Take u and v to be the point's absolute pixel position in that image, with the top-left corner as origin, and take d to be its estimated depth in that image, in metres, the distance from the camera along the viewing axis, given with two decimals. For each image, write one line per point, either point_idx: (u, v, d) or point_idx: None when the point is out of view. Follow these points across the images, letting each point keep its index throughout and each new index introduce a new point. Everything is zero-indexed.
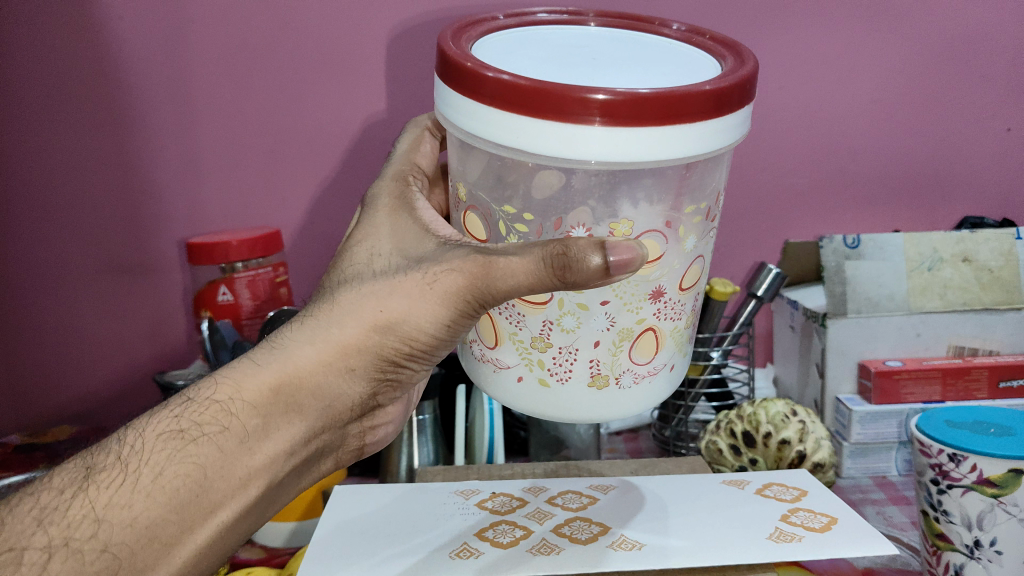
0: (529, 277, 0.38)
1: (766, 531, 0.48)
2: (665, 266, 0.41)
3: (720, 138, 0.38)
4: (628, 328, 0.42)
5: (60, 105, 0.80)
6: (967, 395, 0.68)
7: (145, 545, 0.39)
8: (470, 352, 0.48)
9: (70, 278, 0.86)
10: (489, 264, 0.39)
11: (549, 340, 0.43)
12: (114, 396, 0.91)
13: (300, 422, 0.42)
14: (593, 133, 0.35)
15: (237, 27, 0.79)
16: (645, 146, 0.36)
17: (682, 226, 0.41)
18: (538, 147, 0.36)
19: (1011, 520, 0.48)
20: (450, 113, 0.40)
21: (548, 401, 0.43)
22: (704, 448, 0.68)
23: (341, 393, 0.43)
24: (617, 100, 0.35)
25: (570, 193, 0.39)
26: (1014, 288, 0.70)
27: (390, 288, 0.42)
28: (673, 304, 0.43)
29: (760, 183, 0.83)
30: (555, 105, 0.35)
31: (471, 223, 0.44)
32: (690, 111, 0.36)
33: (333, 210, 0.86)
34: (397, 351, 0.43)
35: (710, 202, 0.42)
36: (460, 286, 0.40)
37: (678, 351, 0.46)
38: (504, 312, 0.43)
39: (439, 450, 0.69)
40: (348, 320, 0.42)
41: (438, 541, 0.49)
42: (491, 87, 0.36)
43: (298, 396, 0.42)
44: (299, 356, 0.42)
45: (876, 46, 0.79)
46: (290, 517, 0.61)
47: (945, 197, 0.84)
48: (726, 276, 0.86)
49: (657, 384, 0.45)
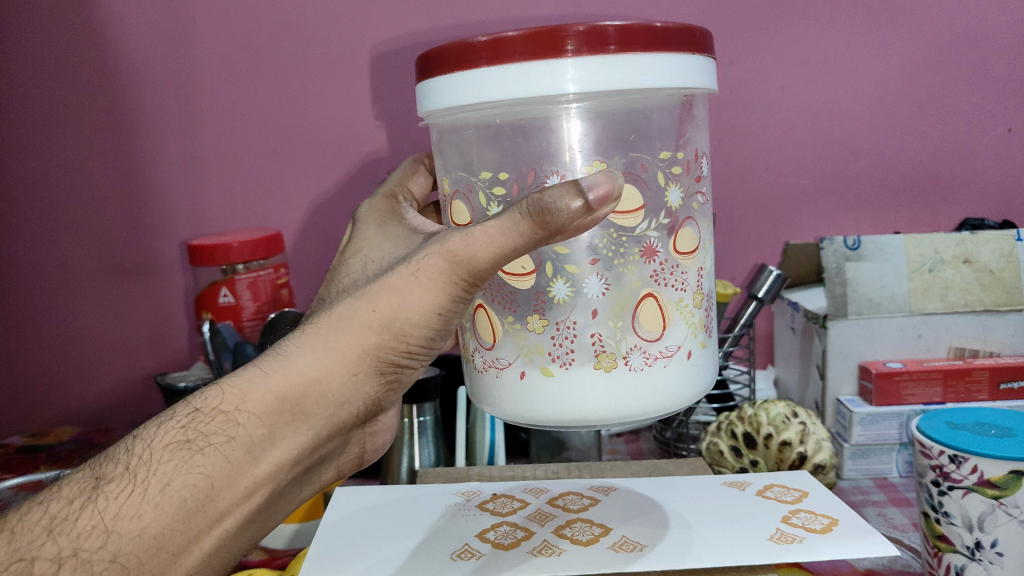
0: (508, 237, 0.37)
1: (767, 533, 0.47)
2: (649, 218, 0.40)
3: (691, 72, 0.38)
4: (627, 294, 0.40)
5: (69, 105, 0.82)
6: (968, 397, 0.68)
7: (154, 554, 0.38)
8: (472, 364, 0.46)
9: (70, 279, 0.86)
10: (471, 236, 0.38)
11: (545, 318, 0.41)
12: (114, 400, 0.90)
13: (305, 428, 0.41)
14: (567, 67, 0.35)
15: (240, 28, 0.80)
16: (617, 73, 0.36)
17: (662, 174, 0.40)
18: (512, 91, 0.36)
19: (1011, 521, 0.48)
20: (429, 102, 0.40)
21: (556, 393, 0.41)
22: (705, 450, 0.69)
23: (345, 398, 0.42)
24: (582, 30, 0.35)
25: (552, 143, 0.39)
26: (1014, 289, 0.70)
27: (385, 287, 0.41)
28: (671, 270, 0.41)
29: (760, 184, 0.83)
30: (521, 45, 0.35)
31: (455, 210, 0.43)
32: (655, 40, 0.36)
33: (330, 210, 0.85)
34: (398, 351, 0.42)
35: (691, 157, 0.41)
36: (446, 271, 0.39)
37: (693, 334, 0.43)
38: (496, 296, 0.43)
39: (440, 452, 0.69)
40: (347, 323, 0.41)
41: (440, 541, 0.49)
42: (465, 48, 0.37)
43: (304, 404, 0.41)
44: (303, 362, 0.41)
45: (872, 47, 0.79)
46: (291, 518, 0.61)
47: (946, 198, 0.83)
48: (726, 278, 0.86)
49: (675, 371, 0.41)
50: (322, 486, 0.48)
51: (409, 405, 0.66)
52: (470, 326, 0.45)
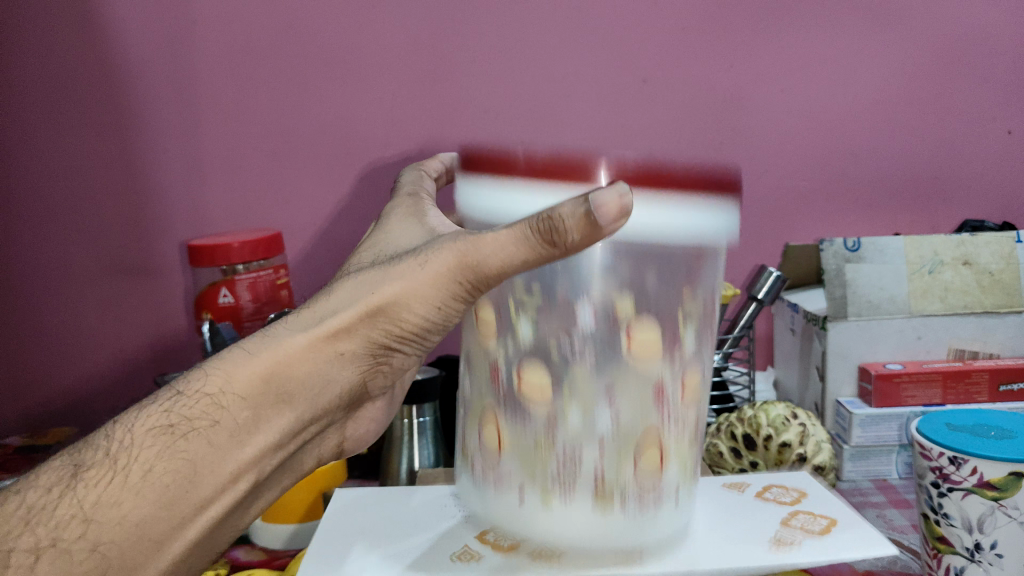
0: (517, 247, 0.36)
1: (767, 540, 0.46)
2: (664, 362, 0.38)
3: (721, 231, 0.35)
4: (632, 431, 0.38)
5: (69, 105, 0.82)
6: (968, 398, 0.68)
7: (134, 542, 0.37)
8: (470, 470, 0.44)
9: (70, 279, 0.86)
10: (476, 238, 0.38)
11: (549, 443, 0.39)
12: (111, 400, 0.90)
13: (290, 413, 0.41)
14: (605, 191, 0.34)
15: (242, 30, 0.80)
16: (654, 212, 0.34)
17: (681, 327, 0.38)
18: (541, 210, 0.35)
19: (1011, 523, 0.48)
20: (464, 189, 0.39)
21: (553, 517, 0.40)
22: (705, 451, 0.69)
23: (332, 383, 0.42)
24: (614, 169, 0.34)
25: (576, 272, 0.36)
26: (1014, 291, 0.70)
27: (387, 274, 0.42)
28: (676, 409, 0.39)
29: (760, 185, 0.83)
30: (549, 167, 0.34)
31: (469, 311, 0.42)
32: (686, 194, 0.33)
33: (330, 211, 0.85)
34: (389, 335, 0.42)
35: (712, 295, 0.39)
36: (449, 263, 0.40)
37: (685, 473, 0.42)
38: (502, 407, 0.40)
39: (440, 453, 0.68)
40: (343, 307, 0.41)
41: (438, 543, 0.47)
42: (488, 171, 0.35)
43: (290, 388, 0.40)
44: (290, 344, 0.40)
45: (872, 50, 0.80)
46: (290, 518, 0.61)
47: (945, 200, 0.83)
48: (726, 280, 0.86)
49: (665, 509, 0.41)
50: (303, 474, 0.48)
51: (408, 406, 0.66)
52: (474, 431, 0.43)
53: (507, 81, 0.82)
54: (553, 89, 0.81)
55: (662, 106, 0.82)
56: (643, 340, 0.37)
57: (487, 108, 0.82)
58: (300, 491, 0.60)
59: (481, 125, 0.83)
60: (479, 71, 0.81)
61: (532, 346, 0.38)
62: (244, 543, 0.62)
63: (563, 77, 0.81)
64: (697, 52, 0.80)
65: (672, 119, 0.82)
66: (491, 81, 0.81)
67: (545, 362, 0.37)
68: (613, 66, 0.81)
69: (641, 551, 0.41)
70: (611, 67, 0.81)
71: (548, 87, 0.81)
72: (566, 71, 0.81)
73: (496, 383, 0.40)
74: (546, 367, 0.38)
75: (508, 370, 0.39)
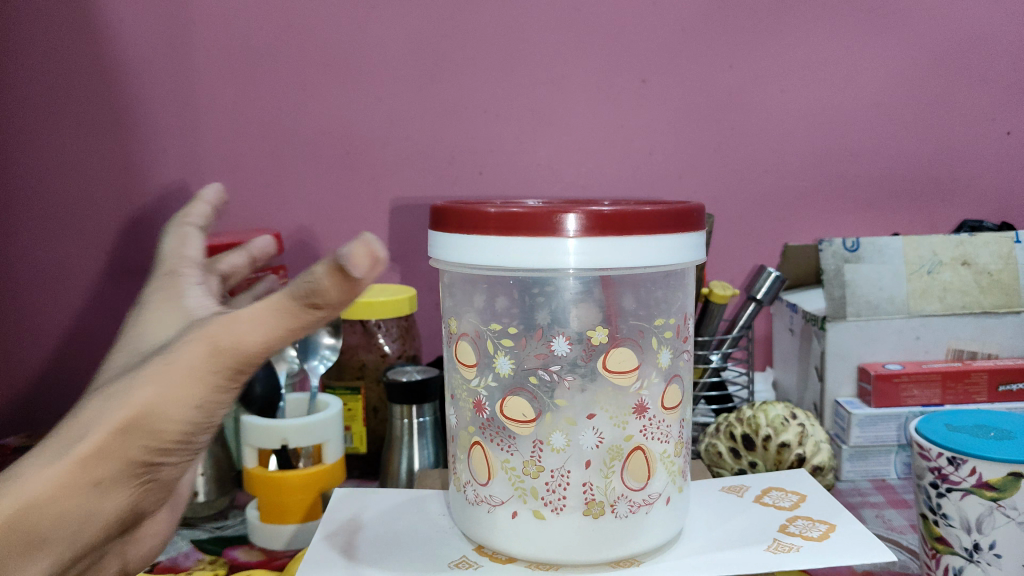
0: (273, 321, 0.34)
1: (764, 543, 0.45)
2: (643, 378, 0.42)
3: (684, 254, 0.41)
4: (617, 445, 0.42)
5: (69, 105, 0.82)
6: (967, 399, 0.68)
7: None
8: (463, 496, 0.46)
9: (69, 279, 0.86)
10: (218, 336, 0.35)
11: (540, 464, 0.42)
12: None
13: (44, 552, 0.37)
14: (568, 245, 0.38)
15: (241, 30, 0.80)
16: (614, 254, 0.38)
17: (655, 338, 0.43)
18: (519, 259, 0.39)
19: (1010, 523, 0.48)
20: (439, 251, 0.43)
21: (547, 536, 0.42)
22: (704, 451, 0.69)
23: (91, 511, 0.37)
24: (584, 218, 0.38)
25: (559, 309, 0.42)
26: (1013, 292, 0.70)
27: (124, 386, 0.36)
28: (658, 424, 0.43)
29: (760, 185, 0.83)
30: (527, 223, 0.38)
31: (461, 351, 0.44)
32: (647, 225, 0.39)
33: (328, 211, 0.85)
34: (150, 451, 0.37)
35: (679, 319, 0.44)
36: (205, 359, 0.35)
37: (673, 481, 0.45)
38: (495, 437, 0.43)
39: (439, 453, 0.68)
40: (84, 431, 0.35)
41: (436, 552, 0.46)
42: (477, 220, 0.40)
43: (37, 529, 0.36)
44: (31, 484, 0.35)
45: (871, 51, 0.80)
46: (290, 518, 0.60)
47: (945, 200, 0.83)
48: (725, 280, 0.86)
49: (655, 516, 0.44)
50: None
51: (408, 406, 0.66)
52: (465, 463, 0.46)
53: (506, 82, 0.81)
54: (552, 89, 0.82)
55: (660, 106, 0.82)
56: (618, 363, 0.41)
57: (486, 108, 0.82)
58: (300, 492, 0.60)
59: (480, 125, 0.82)
60: (478, 71, 0.81)
61: (515, 378, 0.42)
62: (243, 543, 0.62)
63: (561, 77, 0.81)
64: (695, 52, 0.80)
65: (671, 119, 0.82)
66: (490, 81, 0.81)
67: (527, 391, 0.42)
68: (611, 66, 0.81)
69: (633, 560, 0.44)
70: (609, 67, 0.81)
71: (547, 87, 0.82)
72: (564, 71, 0.81)
73: (483, 417, 0.44)
74: (528, 398, 0.42)
75: (493, 406, 0.43)
